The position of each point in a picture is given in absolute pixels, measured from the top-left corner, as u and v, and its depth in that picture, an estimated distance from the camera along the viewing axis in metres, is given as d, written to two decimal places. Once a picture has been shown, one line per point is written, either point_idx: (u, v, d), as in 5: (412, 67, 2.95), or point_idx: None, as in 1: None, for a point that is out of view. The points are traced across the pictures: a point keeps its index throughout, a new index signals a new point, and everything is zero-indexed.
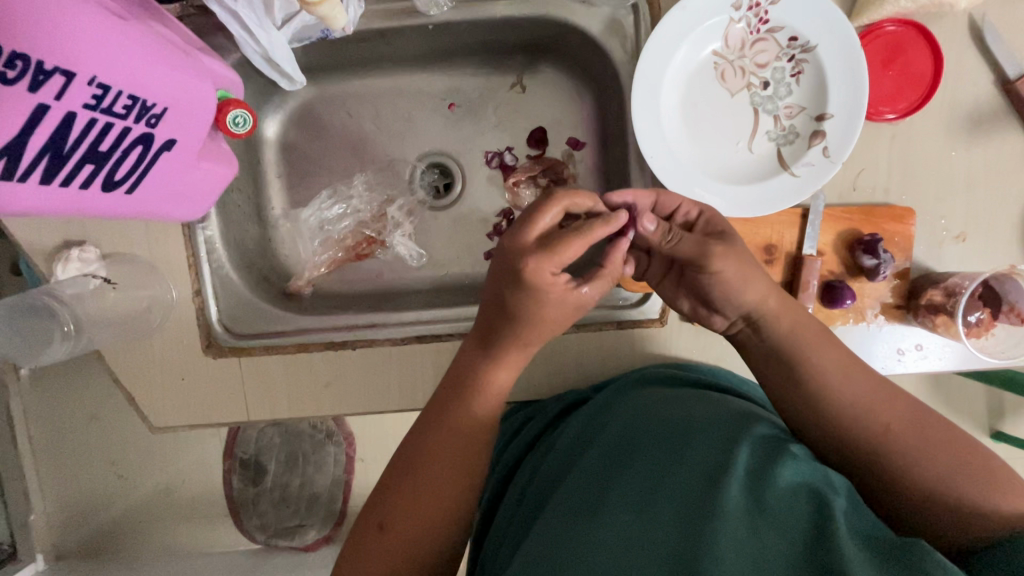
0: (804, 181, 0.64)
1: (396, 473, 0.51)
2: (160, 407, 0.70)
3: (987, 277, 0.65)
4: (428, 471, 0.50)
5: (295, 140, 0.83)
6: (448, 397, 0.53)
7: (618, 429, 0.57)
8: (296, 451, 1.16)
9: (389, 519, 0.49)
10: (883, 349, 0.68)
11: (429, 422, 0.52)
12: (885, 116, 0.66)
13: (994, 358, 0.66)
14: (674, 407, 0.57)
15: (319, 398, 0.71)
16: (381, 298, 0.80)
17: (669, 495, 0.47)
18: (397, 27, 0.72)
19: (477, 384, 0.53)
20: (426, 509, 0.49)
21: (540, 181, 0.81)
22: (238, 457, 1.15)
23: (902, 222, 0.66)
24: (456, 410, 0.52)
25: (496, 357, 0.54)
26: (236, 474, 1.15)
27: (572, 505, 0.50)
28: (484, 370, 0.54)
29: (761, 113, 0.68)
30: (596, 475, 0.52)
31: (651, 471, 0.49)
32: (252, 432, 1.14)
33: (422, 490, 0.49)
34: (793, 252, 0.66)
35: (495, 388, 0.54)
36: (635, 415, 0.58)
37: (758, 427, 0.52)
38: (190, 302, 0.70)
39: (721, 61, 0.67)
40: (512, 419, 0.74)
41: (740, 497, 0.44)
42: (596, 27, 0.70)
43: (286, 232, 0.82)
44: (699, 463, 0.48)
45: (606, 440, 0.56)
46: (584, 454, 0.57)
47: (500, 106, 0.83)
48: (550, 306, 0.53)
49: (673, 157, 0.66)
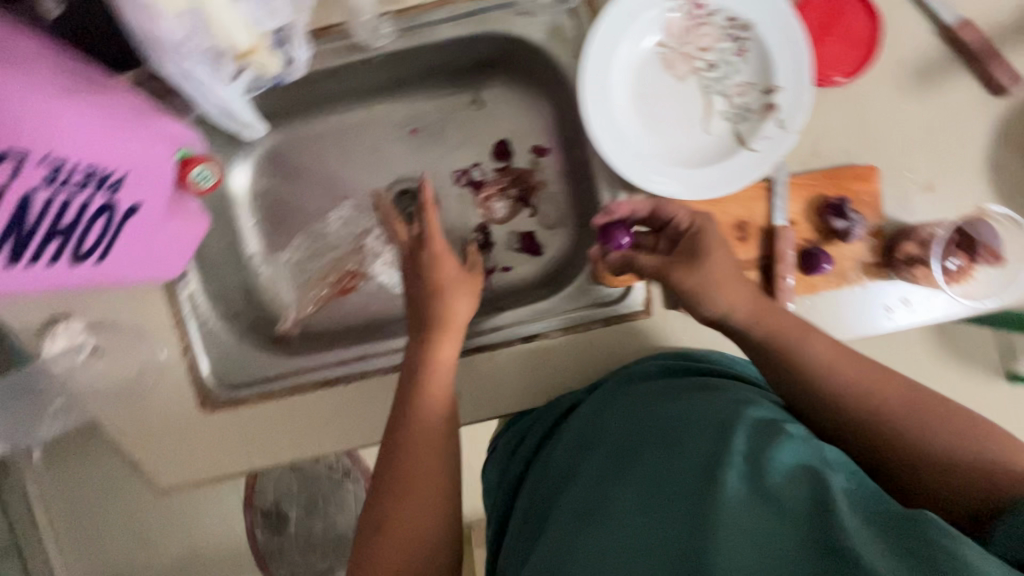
0: (763, 156, 0.65)
1: (383, 476, 0.55)
2: (162, 469, 0.71)
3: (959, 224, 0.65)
4: (410, 462, 0.55)
5: (264, 186, 0.84)
6: (409, 387, 0.59)
7: (617, 427, 0.57)
8: (315, 494, 1.17)
9: (386, 518, 0.52)
10: (871, 309, 0.68)
11: (400, 418, 0.57)
12: (835, 80, 0.67)
13: (978, 301, 0.66)
14: (668, 399, 0.57)
15: (319, 436, 0.72)
16: (370, 329, 0.81)
17: (669, 485, 0.46)
18: (345, 65, 0.71)
19: (427, 365, 0.60)
20: (415, 498, 0.53)
21: (510, 193, 0.84)
22: (260, 508, 1.15)
23: (866, 180, 0.67)
24: (418, 395, 0.58)
25: (432, 339, 0.61)
26: (259, 526, 1.15)
27: (579, 509, 0.50)
28: (429, 351, 0.60)
29: (712, 95, 0.67)
30: (600, 479, 0.52)
31: (649, 467, 0.49)
32: (269, 481, 1.15)
33: (410, 483, 0.54)
34: (765, 226, 0.67)
35: (440, 364, 0.60)
36: (632, 414, 0.57)
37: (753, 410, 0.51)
38: (180, 361, 0.71)
39: (665, 50, 0.66)
40: (514, 429, 0.73)
41: (741, 480, 0.43)
42: (540, 34, 0.68)
43: (267, 278, 0.83)
44: (695, 451, 0.48)
45: (606, 443, 0.56)
46: (585, 456, 0.57)
47: (460, 125, 0.84)
48: (435, 269, 0.65)
49: (631, 153, 0.65)
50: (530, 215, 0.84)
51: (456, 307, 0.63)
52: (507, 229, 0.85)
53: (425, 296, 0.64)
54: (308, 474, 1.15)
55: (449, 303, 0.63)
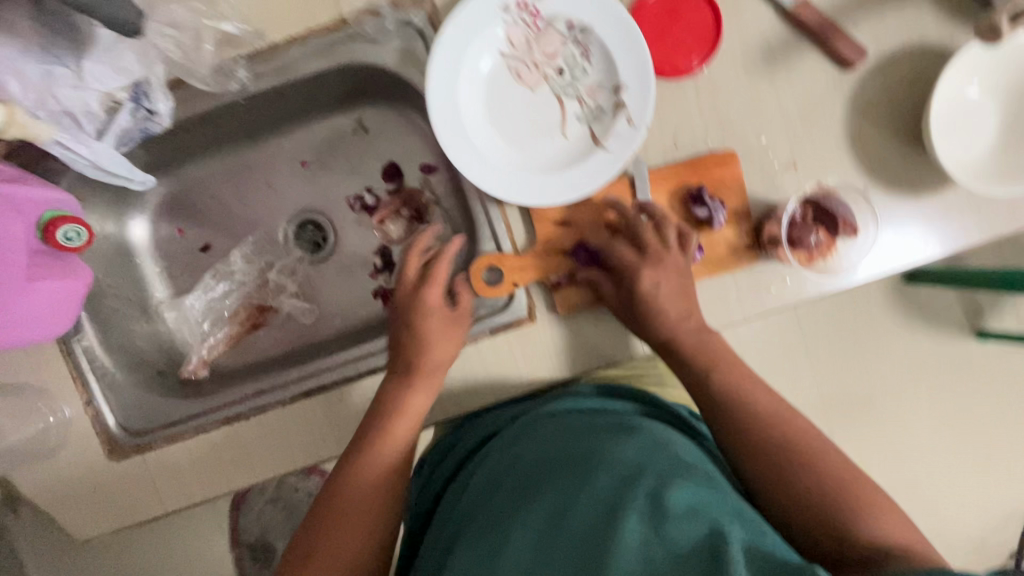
0: (617, 154, 0.66)
1: (324, 507, 0.59)
2: (79, 521, 0.73)
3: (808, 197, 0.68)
4: (351, 497, 0.59)
5: (166, 233, 0.86)
6: (372, 427, 0.64)
7: (532, 456, 0.58)
8: (300, 523, 1.21)
9: (316, 547, 0.57)
10: (746, 292, 0.69)
11: (346, 458, 0.62)
12: (693, 66, 0.68)
13: (838, 274, 0.68)
14: (585, 437, 0.57)
15: (229, 472, 0.74)
16: (281, 361, 0.84)
17: (571, 525, 0.47)
18: (212, 108, 0.73)
19: (393, 407, 0.64)
20: (346, 529, 0.58)
21: (402, 214, 0.86)
22: (245, 543, 1.20)
23: (726, 166, 0.68)
24: (377, 435, 0.63)
25: (408, 384, 0.65)
26: (246, 559, 1.20)
27: (486, 545, 0.51)
28: (405, 392, 0.65)
29: (566, 99, 0.68)
30: (509, 515, 0.52)
31: (556, 501, 0.50)
32: (253, 513, 1.21)
33: (345, 521, 0.58)
34: (632, 222, 0.68)
35: (410, 410, 0.64)
36: (549, 448, 0.58)
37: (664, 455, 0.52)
38: (84, 415, 0.72)
39: (513, 61, 0.68)
40: (443, 443, 0.76)
41: (639, 525, 0.44)
42: (392, 60, 0.70)
43: (173, 322, 0.84)
44: (602, 489, 0.49)
45: (519, 475, 0.56)
46: (497, 484, 0.57)
47: (349, 152, 0.86)
48: (432, 318, 0.67)
49: (489, 165, 0.66)
50: (426, 232, 0.85)
51: (447, 356, 0.67)
52: (407, 248, 0.86)
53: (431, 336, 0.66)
54: (290, 502, 1.21)
55: (432, 350, 0.66)
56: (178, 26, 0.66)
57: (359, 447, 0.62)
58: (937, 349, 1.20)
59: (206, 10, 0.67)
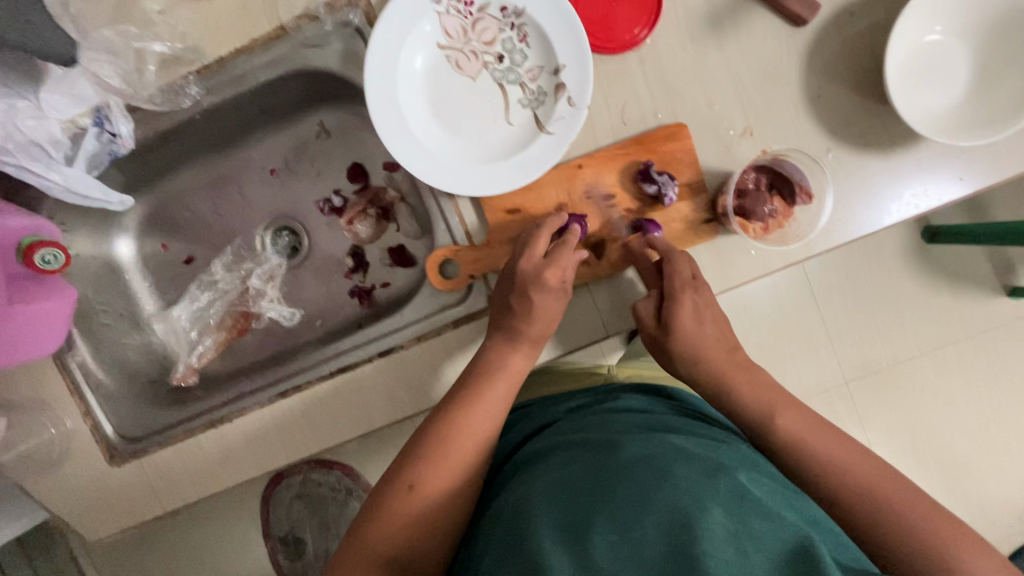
0: (560, 137, 0.65)
1: (427, 447, 0.57)
2: (90, 523, 0.77)
3: (760, 162, 0.65)
4: (451, 442, 0.57)
5: (151, 249, 0.90)
6: (475, 384, 0.61)
7: (603, 433, 0.55)
8: (325, 517, 1.25)
9: (418, 479, 0.55)
10: (710, 266, 0.67)
11: (471, 399, 0.60)
12: (640, 36, 0.67)
13: (794, 244, 0.65)
14: (653, 429, 0.55)
15: (218, 471, 0.76)
16: (266, 365, 0.87)
17: (675, 485, 0.45)
18: (169, 122, 0.75)
19: (489, 364, 0.62)
20: (442, 463, 0.56)
21: (370, 213, 0.87)
22: (277, 536, 1.25)
23: (676, 139, 0.66)
24: (480, 393, 0.60)
25: (522, 344, 0.63)
26: (279, 551, 1.25)
27: (569, 497, 0.48)
28: (507, 354, 0.62)
29: (507, 85, 0.68)
30: (578, 479, 0.49)
31: (654, 462, 0.48)
32: (282, 506, 1.25)
33: (440, 467, 0.56)
34: (584, 202, 0.67)
35: (513, 370, 0.62)
36: (615, 430, 0.56)
37: (734, 457, 0.52)
38: (84, 425, 0.76)
39: (451, 52, 0.68)
40: None
41: (749, 506, 0.44)
42: (336, 63, 0.72)
43: (163, 334, 0.88)
44: (693, 465, 0.48)
45: (589, 448, 0.53)
46: (559, 454, 0.55)
47: (315, 156, 0.88)
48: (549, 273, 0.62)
49: (434, 158, 0.67)
50: (395, 229, 0.87)
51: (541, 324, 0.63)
52: (378, 247, 0.88)
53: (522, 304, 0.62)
54: (315, 496, 1.26)
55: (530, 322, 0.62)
56: (115, 52, 0.69)
57: (466, 403, 0.59)
58: (952, 301, 1.25)
59: (138, 33, 0.70)
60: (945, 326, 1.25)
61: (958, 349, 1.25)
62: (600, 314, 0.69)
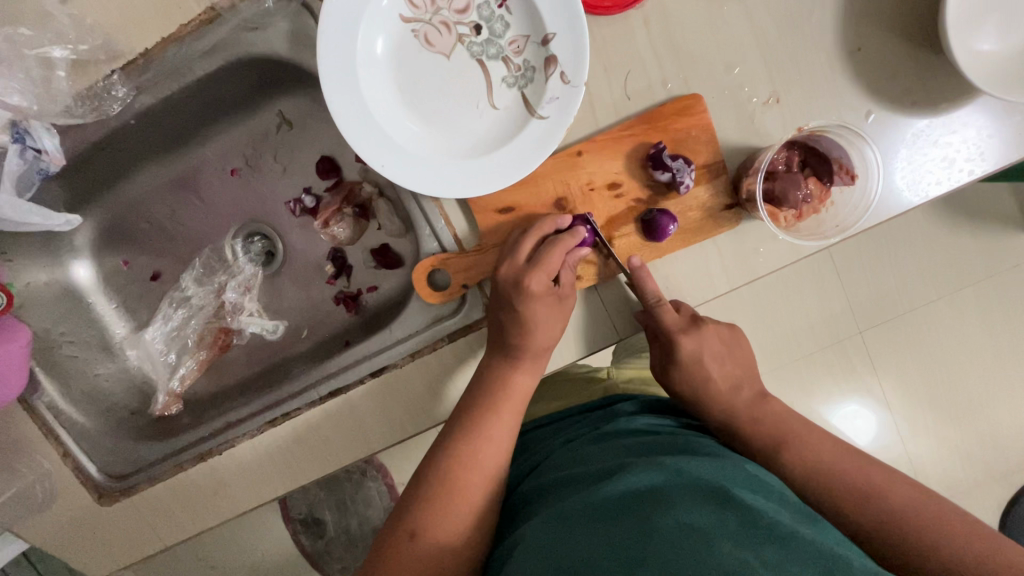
0: (555, 121, 0.56)
1: (432, 487, 0.53)
2: (90, 562, 0.69)
3: (791, 137, 0.55)
4: (462, 479, 0.54)
5: (113, 269, 0.82)
6: (478, 412, 0.56)
7: (605, 458, 0.53)
8: (343, 496, 1.24)
9: (422, 526, 0.51)
10: (736, 256, 0.59)
11: (476, 425, 0.56)
12: None
13: (833, 233, 0.57)
14: (657, 451, 0.52)
15: (214, 506, 0.69)
16: (256, 383, 0.79)
17: (682, 503, 0.43)
18: (96, 122, 0.65)
19: (489, 386, 0.57)
20: (448, 507, 0.52)
21: (346, 211, 0.78)
22: (297, 519, 1.22)
23: (691, 113, 0.56)
24: (490, 418, 0.56)
25: (513, 365, 0.57)
26: (302, 534, 1.22)
27: (576, 522, 0.45)
28: (507, 376, 0.57)
29: (488, 61, 0.57)
30: (578, 514, 0.45)
31: (660, 481, 0.46)
32: (298, 492, 1.22)
33: (453, 509, 0.52)
34: (587, 194, 0.58)
35: (519, 390, 0.58)
36: (617, 456, 0.52)
37: (743, 474, 0.48)
38: (64, 468, 0.69)
39: (418, 26, 0.57)
40: None
41: (764, 515, 0.42)
42: (284, 46, 0.63)
43: (139, 359, 0.82)
44: (699, 480, 0.46)
45: (589, 479, 0.49)
46: (560, 488, 0.52)
47: (279, 151, 0.79)
48: (543, 305, 0.55)
49: (409, 155, 0.57)
50: (376, 227, 0.78)
51: (538, 340, 0.56)
52: (360, 250, 0.79)
53: (520, 324, 0.56)
54: (330, 479, 1.23)
55: (532, 343, 0.56)
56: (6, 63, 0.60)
57: (475, 436, 0.55)
58: (979, 245, 1.17)
59: (32, 34, 0.60)
60: (972, 271, 1.17)
61: (986, 294, 1.18)
62: (613, 319, 0.61)
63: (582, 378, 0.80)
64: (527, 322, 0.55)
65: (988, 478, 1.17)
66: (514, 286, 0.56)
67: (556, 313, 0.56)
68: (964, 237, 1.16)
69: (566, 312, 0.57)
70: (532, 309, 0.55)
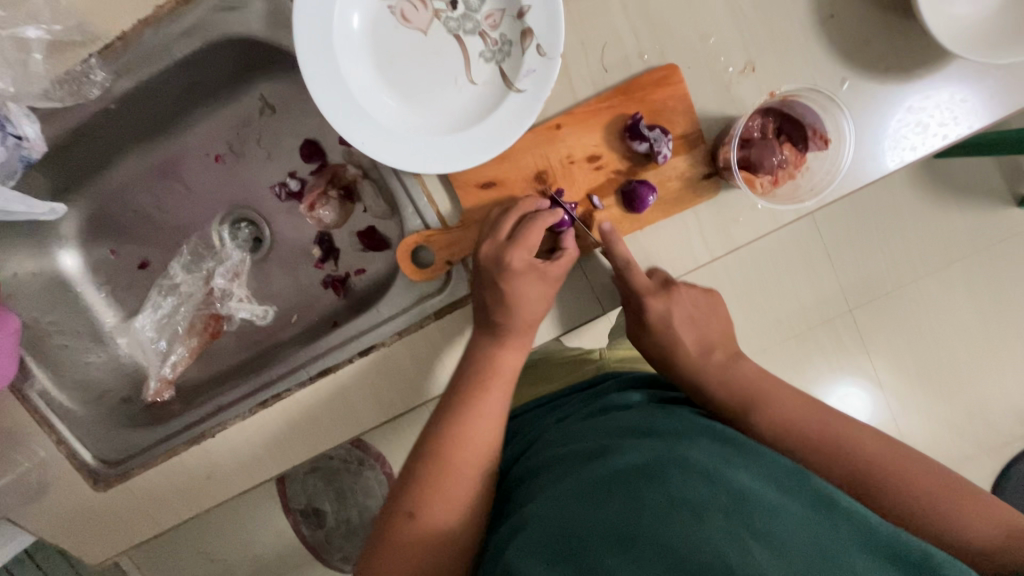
0: (533, 95, 0.56)
1: (425, 466, 0.53)
2: (85, 549, 0.70)
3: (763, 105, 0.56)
4: (455, 455, 0.54)
5: (100, 258, 0.82)
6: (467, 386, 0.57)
7: (597, 436, 0.52)
8: (342, 486, 1.25)
9: (418, 506, 0.51)
10: (718, 225, 0.59)
11: (462, 400, 0.56)
12: None
13: (809, 200, 0.58)
14: (648, 427, 0.51)
15: (209, 489, 0.70)
16: (247, 367, 0.80)
17: (672, 478, 0.43)
18: (75, 107, 0.65)
19: (476, 359, 0.58)
20: (444, 484, 0.52)
21: (331, 194, 0.79)
22: (297, 509, 1.23)
23: (668, 84, 0.57)
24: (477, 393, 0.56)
25: (499, 337, 0.58)
26: (302, 524, 1.23)
27: (567, 500, 0.45)
28: (494, 349, 0.58)
29: (465, 36, 0.58)
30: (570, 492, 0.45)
31: (650, 458, 0.45)
32: (297, 481, 1.23)
33: (449, 486, 0.52)
34: (567, 168, 0.59)
35: (504, 370, 0.58)
36: (609, 435, 0.52)
37: (734, 446, 0.48)
38: (58, 455, 0.70)
39: (394, 2, 0.57)
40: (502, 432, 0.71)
41: (752, 491, 0.42)
42: (261, 26, 0.63)
43: (129, 347, 0.82)
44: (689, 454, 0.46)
45: (581, 457, 0.49)
46: (552, 466, 0.52)
47: (263, 136, 0.79)
48: (525, 280, 0.56)
49: (389, 131, 0.57)
50: (362, 210, 0.78)
51: (522, 312, 0.57)
52: (347, 233, 0.79)
53: (505, 296, 0.56)
54: (328, 468, 1.24)
55: (516, 315, 0.57)
56: None
57: (465, 411, 0.55)
58: (964, 217, 1.17)
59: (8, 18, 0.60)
60: (958, 244, 1.18)
61: (973, 267, 1.19)
62: (597, 292, 0.62)
63: (571, 357, 0.80)
64: (510, 295, 0.56)
65: (977, 449, 1.19)
66: (497, 259, 0.56)
67: (540, 286, 0.57)
68: (949, 210, 1.17)
69: (550, 284, 0.58)
70: (514, 283, 0.56)
